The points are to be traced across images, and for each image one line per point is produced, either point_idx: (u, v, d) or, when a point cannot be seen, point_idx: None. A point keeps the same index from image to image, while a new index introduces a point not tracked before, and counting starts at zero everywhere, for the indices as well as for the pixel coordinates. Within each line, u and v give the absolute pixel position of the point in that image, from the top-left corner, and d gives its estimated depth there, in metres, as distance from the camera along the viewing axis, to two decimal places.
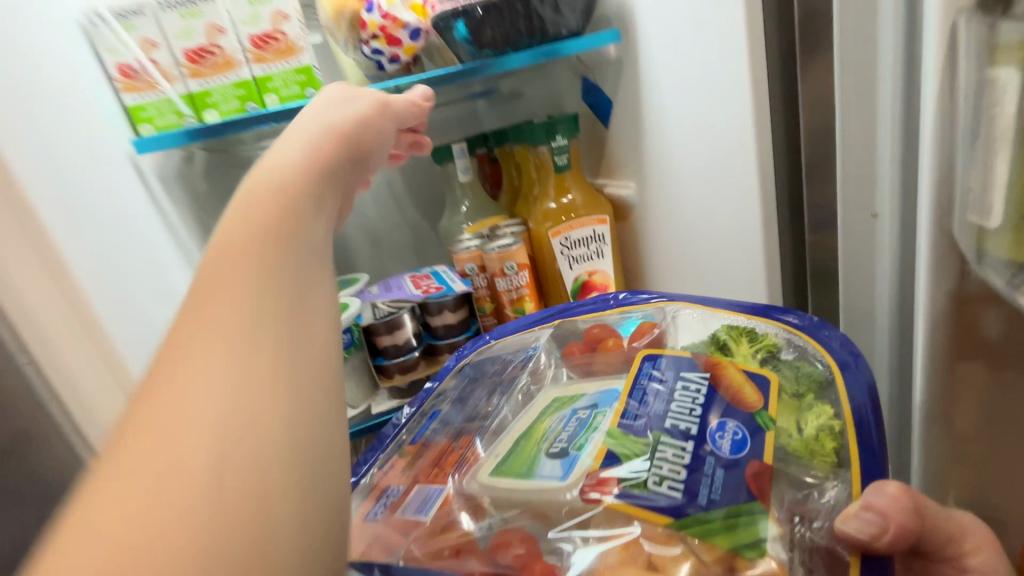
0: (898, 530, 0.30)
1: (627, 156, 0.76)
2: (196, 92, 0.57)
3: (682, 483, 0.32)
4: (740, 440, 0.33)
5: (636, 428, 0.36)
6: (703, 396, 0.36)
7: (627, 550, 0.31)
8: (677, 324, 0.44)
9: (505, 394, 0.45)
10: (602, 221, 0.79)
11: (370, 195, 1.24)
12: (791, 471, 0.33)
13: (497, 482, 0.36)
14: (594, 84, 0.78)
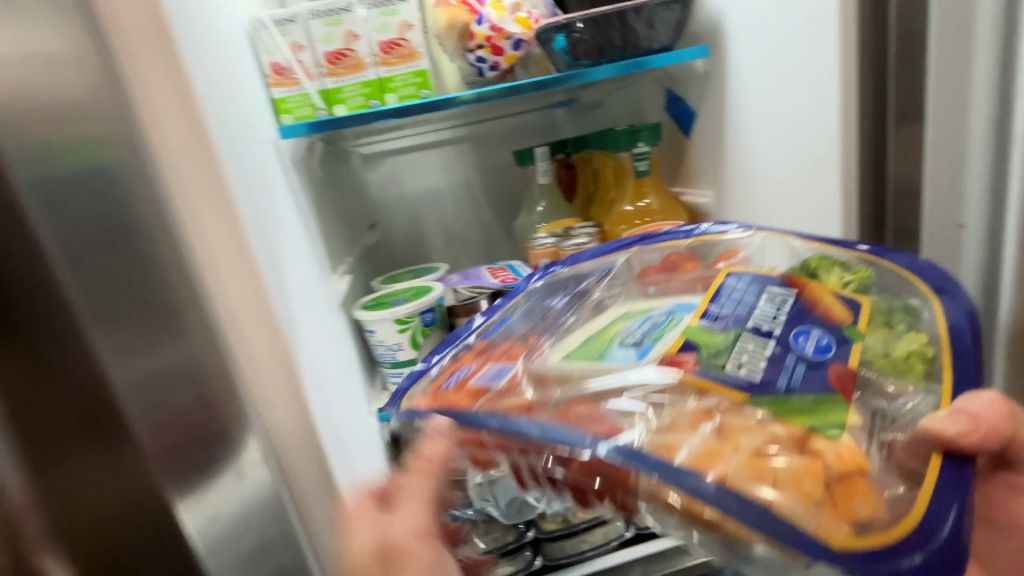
0: (989, 432, 0.34)
1: (706, 166, 0.79)
2: (330, 89, 0.66)
3: (762, 369, 0.36)
4: (825, 345, 0.37)
5: (716, 325, 0.40)
6: (787, 306, 0.40)
7: (699, 418, 0.34)
8: (762, 252, 0.50)
9: (574, 306, 0.49)
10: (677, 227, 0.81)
11: (449, 194, 1.33)
12: (873, 379, 0.37)
13: (574, 363, 0.40)
14: (679, 97, 0.82)
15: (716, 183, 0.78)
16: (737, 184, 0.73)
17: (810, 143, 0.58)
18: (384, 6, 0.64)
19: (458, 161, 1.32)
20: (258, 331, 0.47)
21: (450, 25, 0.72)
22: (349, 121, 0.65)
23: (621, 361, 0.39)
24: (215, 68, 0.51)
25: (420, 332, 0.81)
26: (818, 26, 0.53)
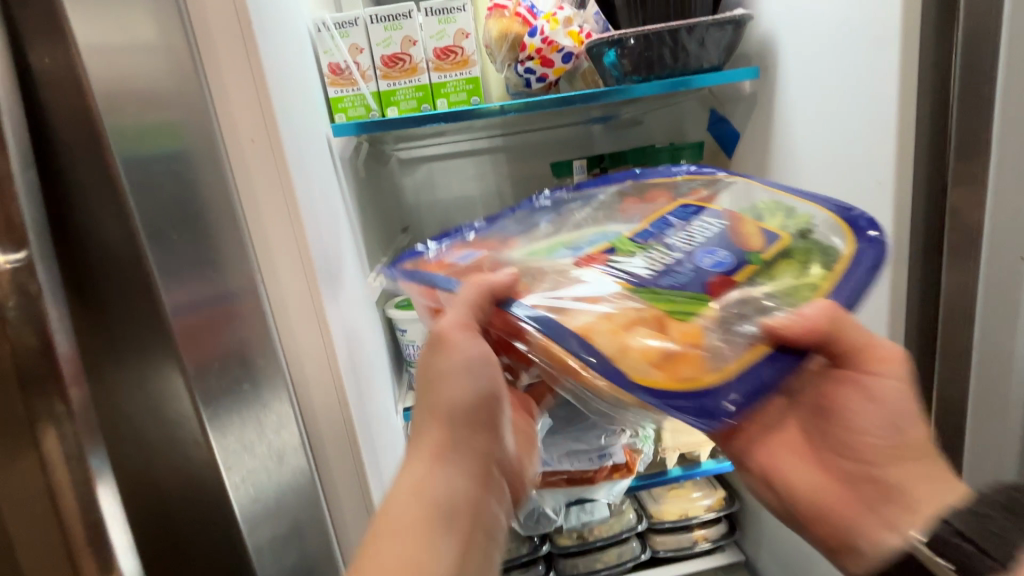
0: (812, 328, 0.37)
1: None
2: (384, 91, 0.68)
3: (657, 270, 0.42)
4: (722, 260, 0.42)
5: (646, 240, 0.45)
6: (711, 231, 0.44)
7: (593, 301, 0.40)
8: (727, 191, 0.50)
9: (555, 217, 0.53)
10: None
11: (483, 202, 1.34)
12: (757, 290, 0.40)
13: (518, 256, 0.46)
14: (722, 117, 0.82)
15: None
16: None
17: (859, 171, 0.57)
18: (442, 14, 0.66)
19: (494, 170, 1.34)
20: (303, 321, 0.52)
21: (502, 36, 0.73)
22: (399, 122, 0.66)
23: (555, 259, 0.45)
24: (281, 66, 0.53)
25: None
26: (875, 52, 0.53)
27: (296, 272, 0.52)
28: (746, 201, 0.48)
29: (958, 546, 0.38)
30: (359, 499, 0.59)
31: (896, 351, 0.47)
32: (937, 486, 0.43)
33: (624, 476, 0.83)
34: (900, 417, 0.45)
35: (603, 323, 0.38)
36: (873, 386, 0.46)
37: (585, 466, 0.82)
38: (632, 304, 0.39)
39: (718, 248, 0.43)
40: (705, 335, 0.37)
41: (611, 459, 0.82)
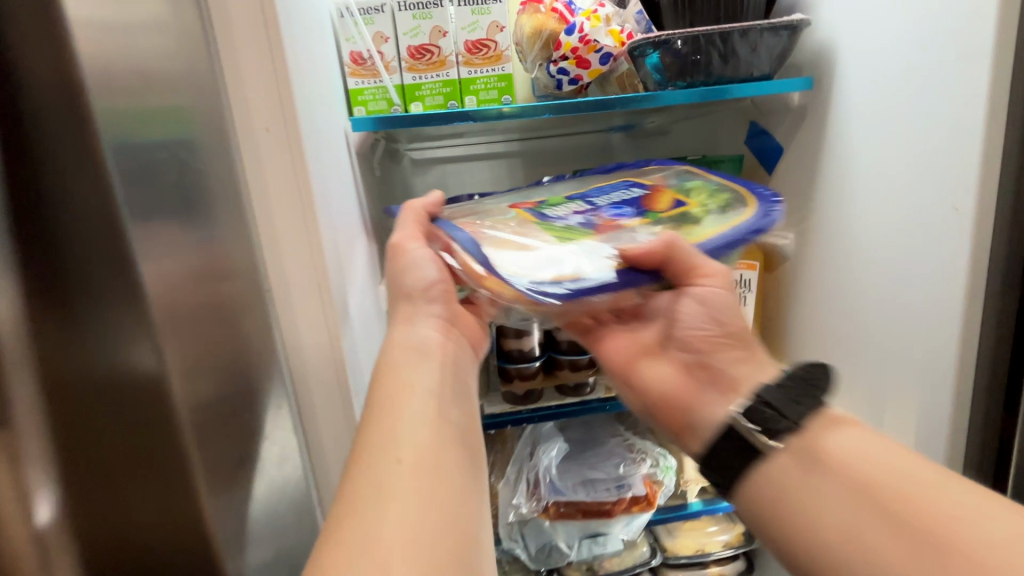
0: (650, 252, 0.49)
1: (789, 206, 0.74)
2: (408, 85, 0.63)
3: (568, 212, 0.55)
4: (622, 212, 0.55)
5: (578, 198, 0.60)
6: (631, 197, 0.58)
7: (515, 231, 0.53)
8: (672, 174, 0.63)
9: (536, 187, 0.67)
10: (750, 267, 0.76)
11: None
12: (640, 231, 0.52)
13: (481, 205, 0.62)
14: (763, 130, 0.77)
15: (799, 224, 0.73)
16: (830, 228, 0.67)
17: (929, 191, 0.52)
18: (476, 4, 0.61)
19: (508, 175, 1.28)
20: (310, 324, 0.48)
21: (536, 32, 0.68)
22: (424, 118, 0.60)
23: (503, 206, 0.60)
24: (302, 49, 0.48)
25: None
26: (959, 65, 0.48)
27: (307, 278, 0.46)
28: (683, 183, 0.60)
29: (763, 412, 0.46)
30: None
31: (719, 267, 0.55)
32: (754, 367, 0.51)
33: (643, 510, 0.77)
34: (717, 311, 0.54)
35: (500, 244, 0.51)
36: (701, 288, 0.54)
37: (602, 496, 0.76)
38: (529, 232, 0.53)
39: (628, 208, 0.57)
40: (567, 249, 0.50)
41: (631, 491, 0.76)
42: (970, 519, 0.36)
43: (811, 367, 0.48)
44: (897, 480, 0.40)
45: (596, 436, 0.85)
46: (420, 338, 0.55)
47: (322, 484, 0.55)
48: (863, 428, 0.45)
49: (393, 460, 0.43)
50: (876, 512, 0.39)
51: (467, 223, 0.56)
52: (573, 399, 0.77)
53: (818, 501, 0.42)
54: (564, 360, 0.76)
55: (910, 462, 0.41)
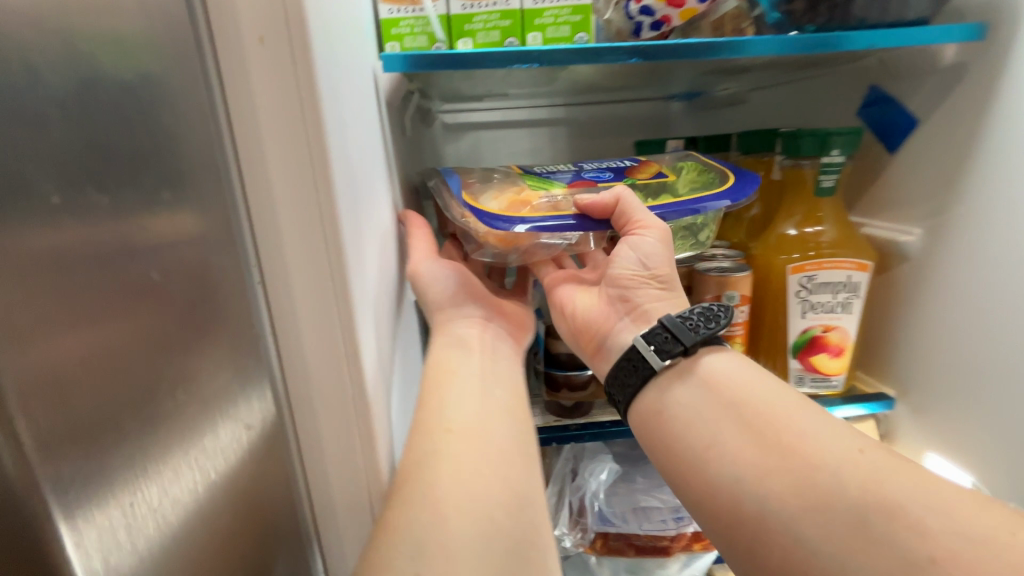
0: (602, 208, 0.52)
1: (920, 193, 0.59)
2: (456, 15, 0.49)
3: (551, 172, 0.63)
4: (598, 176, 0.61)
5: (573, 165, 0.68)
6: (620, 168, 0.64)
7: (500, 189, 0.58)
8: (676, 155, 0.68)
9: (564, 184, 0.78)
10: (863, 267, 0.62)
11: None
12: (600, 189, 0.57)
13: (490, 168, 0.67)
14: (888, 97, 0.62)
15: (931, 217, 0.58)
16: (983, 225, 0.53)
17: None
18: None
19: (550, 145, 1.14)
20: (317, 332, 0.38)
21: None
22: (473, 59, 0.47)
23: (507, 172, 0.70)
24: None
25: None
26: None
27: None
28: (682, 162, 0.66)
29: (658, 333, 0.49)
30: None
31: (662, 224, 0.51)
32: (670, 302, 0.52)
33: (708, 549, 0.64)
34: (648, 257, 0.51)
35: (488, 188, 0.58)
36: (638, 242, 0.51)
37: (658, 529, 0.64)
38: (508, 188, 0.58)
39: (612, 174, 0.63)
40: (532, 204, 0.54)
41: (692, 525, 0.64)
42: (807, 434, 0.42)
43: (713, 303, 0.51)
44: (760, 400, 0.45)
45: None
46: (453, 341, 0.53)
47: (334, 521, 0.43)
48: (735, 350, 0.50)
49: (444, 430, 0.44)
50: (736, 424, 0.44)
51: (470, 176, 0.62)
52: None
53: (688, 412, 0.47)
54: None
55: (773, 392, 0.46)
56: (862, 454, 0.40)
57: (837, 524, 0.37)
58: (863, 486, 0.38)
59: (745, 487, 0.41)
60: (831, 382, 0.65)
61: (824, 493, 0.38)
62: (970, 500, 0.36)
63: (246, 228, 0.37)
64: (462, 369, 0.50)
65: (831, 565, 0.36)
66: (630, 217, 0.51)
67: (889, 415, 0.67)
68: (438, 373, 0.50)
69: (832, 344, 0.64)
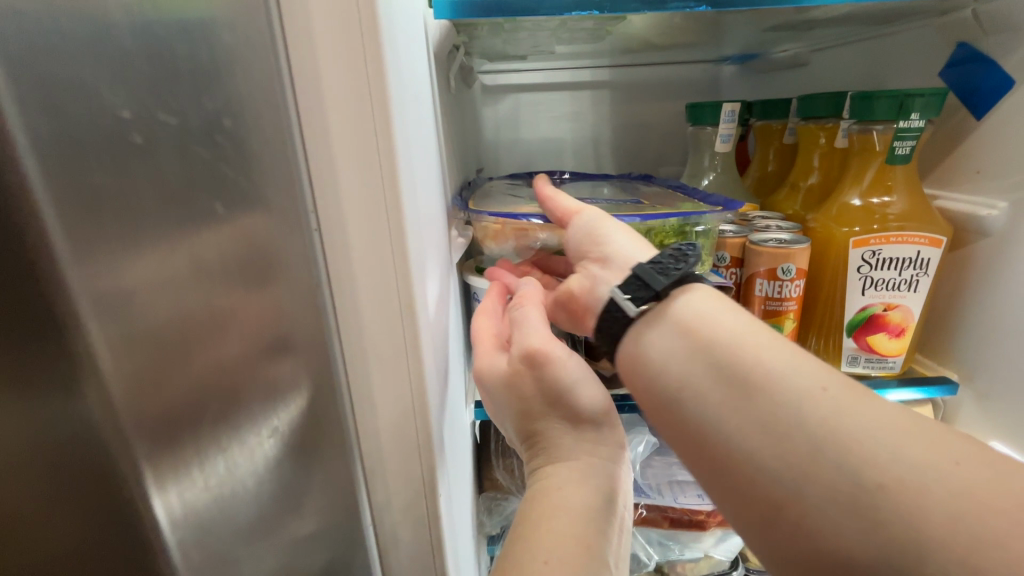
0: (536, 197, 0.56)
1: (1004, 163, 0.55)
2: None
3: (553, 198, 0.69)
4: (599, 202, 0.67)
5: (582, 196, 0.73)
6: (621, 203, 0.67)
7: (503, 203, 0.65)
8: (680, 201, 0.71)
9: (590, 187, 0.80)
10: (934, 243, 0.57)
11: (573, 146, 1.11)
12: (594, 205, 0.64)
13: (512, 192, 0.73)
14: (977, 55, 0.57)
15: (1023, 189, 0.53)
16: None
17: None
18: None
19: (593, 110, 1.10)
20: (368, 304, 0.36)
21: None
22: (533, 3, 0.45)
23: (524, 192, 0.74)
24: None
25: None
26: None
27: (373, 214, 0.33)
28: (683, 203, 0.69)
29: (629, 282, 0.43)
30: (421, 522, 0.44)
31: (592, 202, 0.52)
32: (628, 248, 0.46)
33: None
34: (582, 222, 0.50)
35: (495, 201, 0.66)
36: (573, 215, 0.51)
37: (693, 504, 0.63)
38: (510, 203, 0.65)
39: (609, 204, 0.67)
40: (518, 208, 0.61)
41: None
42: (773, 369, 0.35)
43: (684, 244, 0.44)
44: (734, 339, 0.37)
45: None
46: (594, 482, 0.41)
47: (373, 479, 0.43)
48: (713, 286, 0.42)
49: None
50: (701, 362, 0.37)
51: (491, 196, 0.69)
52: None
53: (660, 358, 0.39)
54: None
55: (736, 322, 0.39)
56: (825, 392, 0.33)
57: (795, 462, 0.32)
58: (826, 425, 0.32)
59: (705, 425, 0.36)
60: (887, 363, 0.62)
61: (785, 432, 0.33)
62: (934, 441, 0.31)
63: (302, 166, 0.33)
64: (596, 548, 0.38)
65: (789, 497, 0.32)
66: (563, 204, 0.52)
67: (951, 401, 0.63)
68: (568, 541, 0.38)
69: (892, 324, 0.60)
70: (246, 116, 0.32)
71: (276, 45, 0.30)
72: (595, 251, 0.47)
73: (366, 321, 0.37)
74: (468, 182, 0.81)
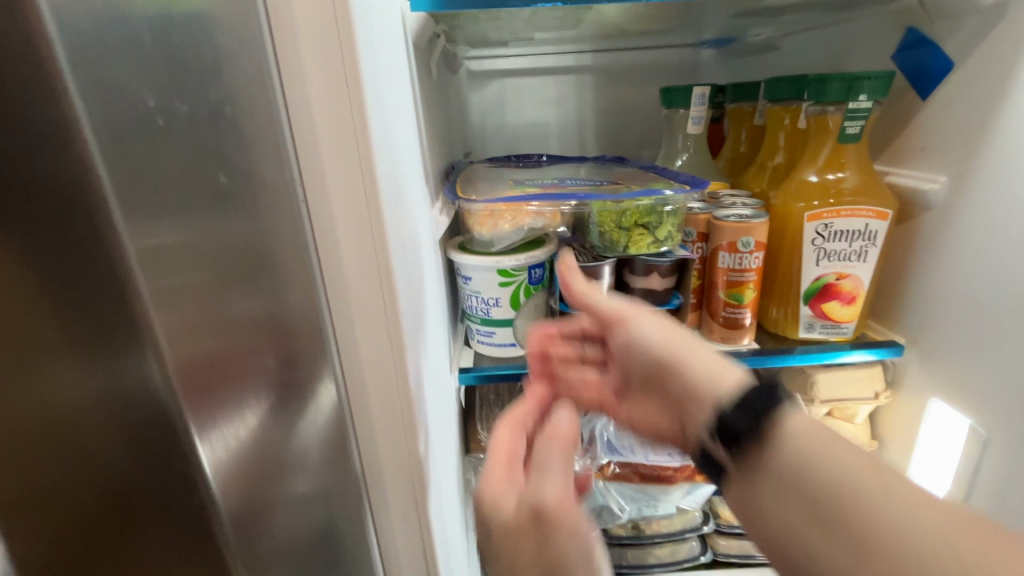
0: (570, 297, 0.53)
1: (946, 141, 0.59)
2: None
3: (534, 180, 0.72)
4: (577, 183, 0.70)
5: (560, 177, 0.76)
6: (593, 182, 0.71)
7: (490, 188, 0.68)
8: (649, 179, 0.76)
9: (567, 168, 0.84)
10: (881, 216, 0.62)
11: (558, 130, 1.15)
12: (571, 187, 0.66)
13: (493, 176, 0.77)
14: (925, 39, 0.60)
15: (957, 165, 0.58)
16: (1007, 172, 0.53)
17: None
18: None
19: (576, 95, 1.13)
20: (353, 271, 0.41)
21: None
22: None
23: (505, 175, 0.77)
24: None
25: (524, 290, 0.66)
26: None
27: (354, 191, 0.38)
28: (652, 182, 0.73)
29: (722, 427, 0.41)
30: (407, 473, 0.49)
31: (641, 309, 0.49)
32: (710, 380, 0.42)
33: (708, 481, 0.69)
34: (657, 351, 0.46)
35: (479, 185, 0.70)
36: (630, 332, 0.49)
37: (663, 462, 0.69)
38: (495, 188, 0.68)
39: (585, 183, 0.70)
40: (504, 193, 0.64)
41: None
42: (889, 504, 0.33)
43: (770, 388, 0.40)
44: (835, 479, 0.35)
45: None
46: None
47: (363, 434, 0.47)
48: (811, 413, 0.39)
49: None
50: (806, 506, 0.36)
51: (472, 181, 0.72)
52: None
53: (772, 505, 0.38)
54: None
55: (846, 447, 0.37)
56: (937, 525, 0.32)
57: None
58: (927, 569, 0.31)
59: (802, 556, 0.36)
60: (841, 329, 0.67)
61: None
62: None
63: (290, 147, 0.37)
64: None
65: None
66: (603, 313, 0.51)
67: (898, 363, 0.68)
68: None
69: (844, 292, 0.65)
70: (240, 104, 0.34)
71: (264, 41, 0.35)
72: (675, 390, 0.45)
73: (351, 288, 0.41)
74: (452, 165, 0.84)
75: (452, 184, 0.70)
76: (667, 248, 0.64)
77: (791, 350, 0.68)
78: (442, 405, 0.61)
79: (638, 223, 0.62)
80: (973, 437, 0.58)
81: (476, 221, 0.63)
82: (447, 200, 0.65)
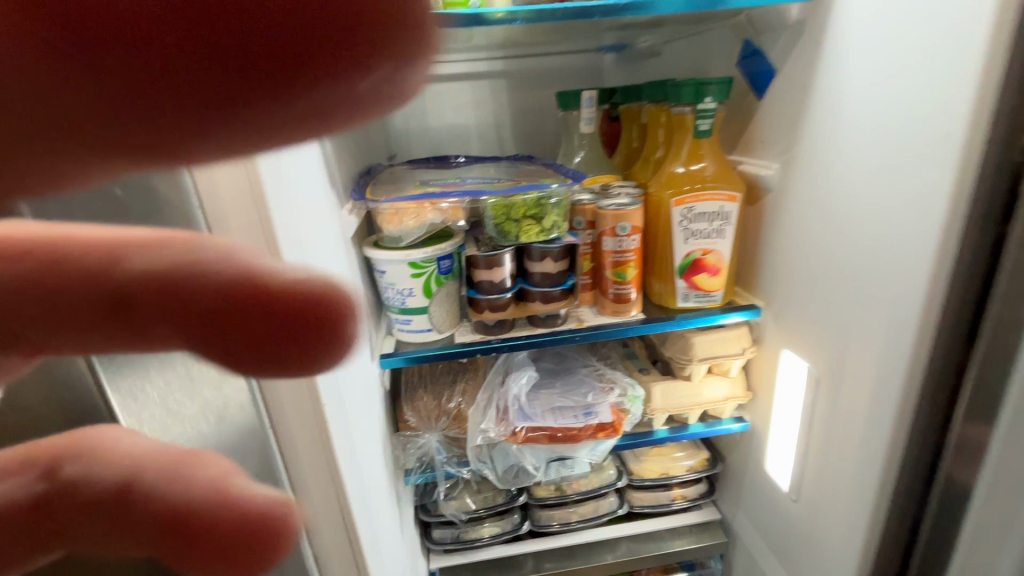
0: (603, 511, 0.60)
1: (777, 134, 0.71)
2: None
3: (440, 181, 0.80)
4: (478, 182, 0.78)
5: (465, 176, 0.84)
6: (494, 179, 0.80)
7: (398, 189, 0.75)
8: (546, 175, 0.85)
9: (476, 167, 0.92)
10: (732, 199, 0.73)
11: (478, 132, 1.23)
12: (471, 186, 0.74)
13: (405, 177, 0.84)
14: (758, 49, 0.72)
15: (786, 153, 0.69)
16: (816, 157, 0.64)
17: (921, 126, 0.49)
18: None
19: (492, 98, 1.21)
20: None
21: None
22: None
23: (415, 176, 0.84)
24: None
25: (435, 279, 0.73)
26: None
27: None
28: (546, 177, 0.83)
29: None
30: None
31: None
32: None
33: (609, 437, 0.79)
34: None
35: (390, 187, 0.77)
36: None
37: (569, 422, 0.78)
38: (402, 189, 0.75)
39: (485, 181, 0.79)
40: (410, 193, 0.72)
41: (597, 418, 0.78)
42: None
43: None
44: None
45: (569, 367, 0.88)
46: None
47: None
48: None
49: None
50: None
51: (384, 183, 0.79)
52: (547, 329, 0.77)
53: None
54: (536, 291, 0.75)
55: None
56: None
57: None
58: None
59: None
60: (711, 297, 0.78)
61: None
62: None
63: None
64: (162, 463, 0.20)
65: None
66: None
67: (759, 323, 0.81)
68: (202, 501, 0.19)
69: (710, 265, 0.76)
70: None
71: None
72: None
73: None
74: (371, 169, 0.91)
75: (364, 187, 0.76)
76: (555, 235, 0.73)
77: (672, 318, 0.79)
78: (365, 385, 0.67)
79: (529, 215, 0.72)
80: (809, 376, 0.70)
81: (385, 219, 0.70)
82: (358, 202, 0.72)
